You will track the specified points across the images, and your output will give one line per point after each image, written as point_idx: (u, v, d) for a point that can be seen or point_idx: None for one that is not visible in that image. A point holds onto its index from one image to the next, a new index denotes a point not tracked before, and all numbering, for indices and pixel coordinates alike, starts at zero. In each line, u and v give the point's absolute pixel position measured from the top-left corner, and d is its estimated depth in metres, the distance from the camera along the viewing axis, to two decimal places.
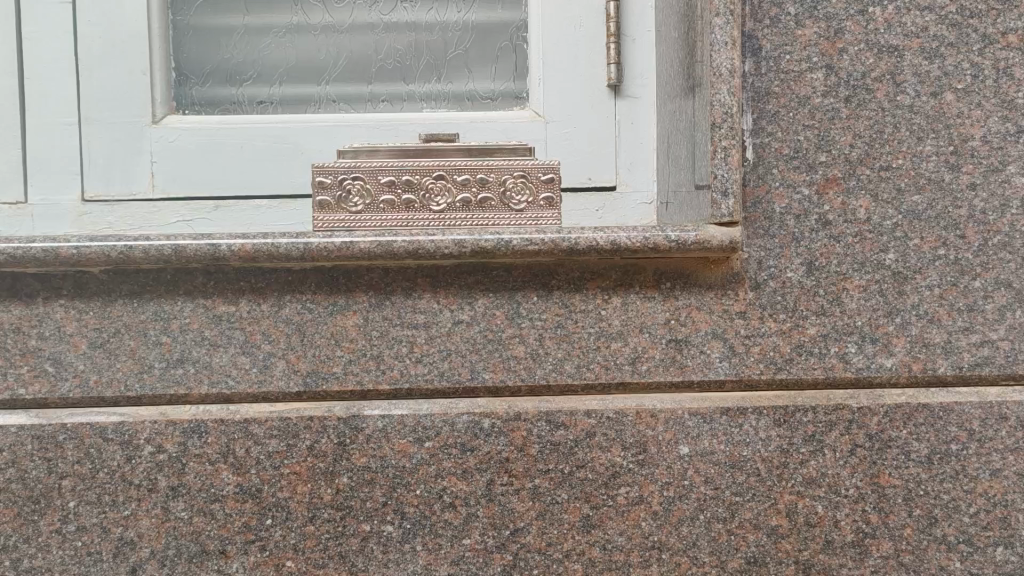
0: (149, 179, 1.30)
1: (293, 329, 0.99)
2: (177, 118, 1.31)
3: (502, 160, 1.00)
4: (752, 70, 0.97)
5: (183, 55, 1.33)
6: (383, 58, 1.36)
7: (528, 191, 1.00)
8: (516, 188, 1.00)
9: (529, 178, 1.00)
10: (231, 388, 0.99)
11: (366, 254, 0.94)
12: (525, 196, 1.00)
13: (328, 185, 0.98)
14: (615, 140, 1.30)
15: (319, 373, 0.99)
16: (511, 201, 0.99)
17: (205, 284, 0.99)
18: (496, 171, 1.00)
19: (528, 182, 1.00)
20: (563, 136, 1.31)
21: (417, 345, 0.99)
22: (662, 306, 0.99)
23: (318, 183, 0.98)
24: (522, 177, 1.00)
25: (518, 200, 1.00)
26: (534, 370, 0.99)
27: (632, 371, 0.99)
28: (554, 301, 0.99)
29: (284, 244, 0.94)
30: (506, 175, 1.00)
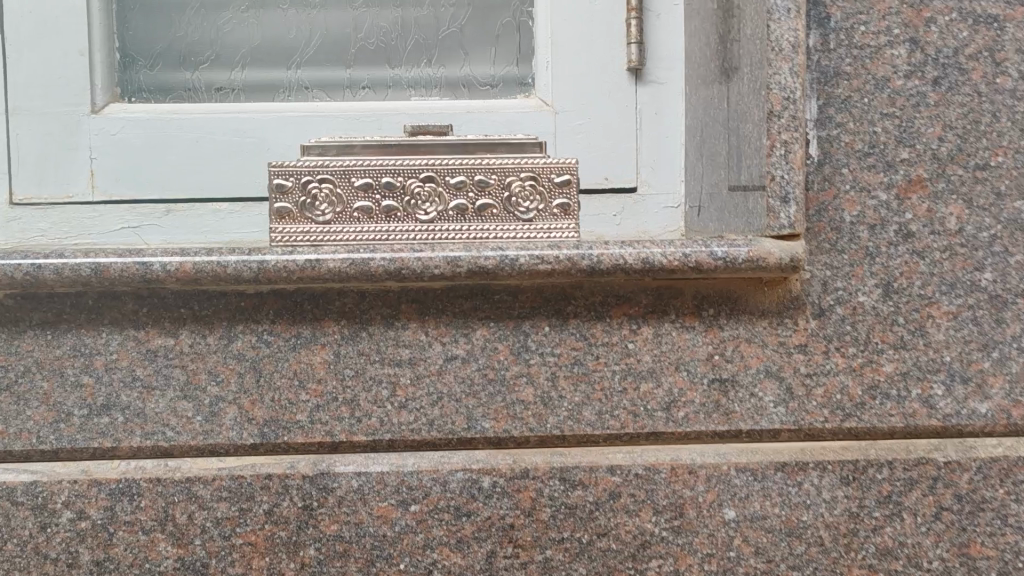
0: (88, 178, 1.10)
1: (246, 368, 0.80)
2: (122, 107, 1.12)
3: (507, 157, 0.81)
4: (818, 45, 0.80)
5: (129, 34, 1.14)
6: (364, 37, 1.17)
7: (539, 196, 0.80)
8: (523, 193, 0.80)
9: (540, 179, 0.81)
10: (169, 441, 0.79)
11: (337, 275, 0.76)
12: (534, 202, 0.80)
13: (289, 190, 0.79)
14: (635, 135, 1.12)
15: (279, 422, 0.79)
16: (518, 208, 0.80)
17: (136, 311, 0.80)
18: (499, 171, 0.80)
19: (539, 185, 0.80)
20: (574, 130, 1.12)
21: (401, 387, 0.80)
22: (702, 338, 0.80)
23: (277, 187, 0.79)
24: (530, 179, 0.81)
25: (526, 208, 0.80)
26: (545, 418, 0.80)
27: (666, 419, 0.80)
28: (570, 332, 0.80)
29: (232, 263, 0.75)
30: (511, 177, 0.80)
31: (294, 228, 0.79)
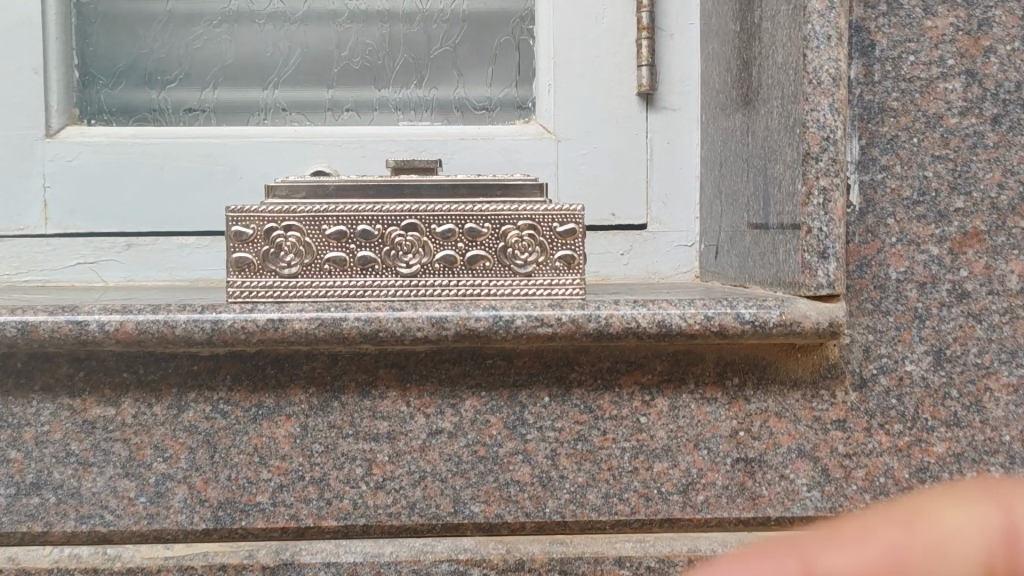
0: (40, 209, 0.99)
1: (199, 442, 0.69)
2: (80, 131, 1.01)
3: (502, 202, 0.70)
4: (860, 76, 0.69)
5: (89, 49, 1.04)
6: (348, 55, 1.06)
7: (539, 246, 0.69)
8: (521, 243, 0.69)
9: (540, 228, 0.70)
10: (108, 526, 0.69)
11: (304, 338, 0.65)
12: (534, 254, 0.69)
13: (251, 238, 0.68)
14: (645, 167, 1.01)
15: (236, 504, 0.69)
16: (515, 261, 0.69)
17: (72, 375, 0.69)
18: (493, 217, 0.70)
19: (539, 235, 0.70)
20: (579, 159, 1.01)
21: (378, 465, 0.69)
22: (726, 412, 0.70)
23: (235, 234, 0.68)
24: (529, 228, 0.70)
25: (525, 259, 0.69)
26: (543, 501, 0.70)
27: (683, 503, 0.70)
28: (574, 404, 0.70)
29: (182, 323, 0.65)
30: (507, 225, 0.69)
31: (254, 281, 0.68)
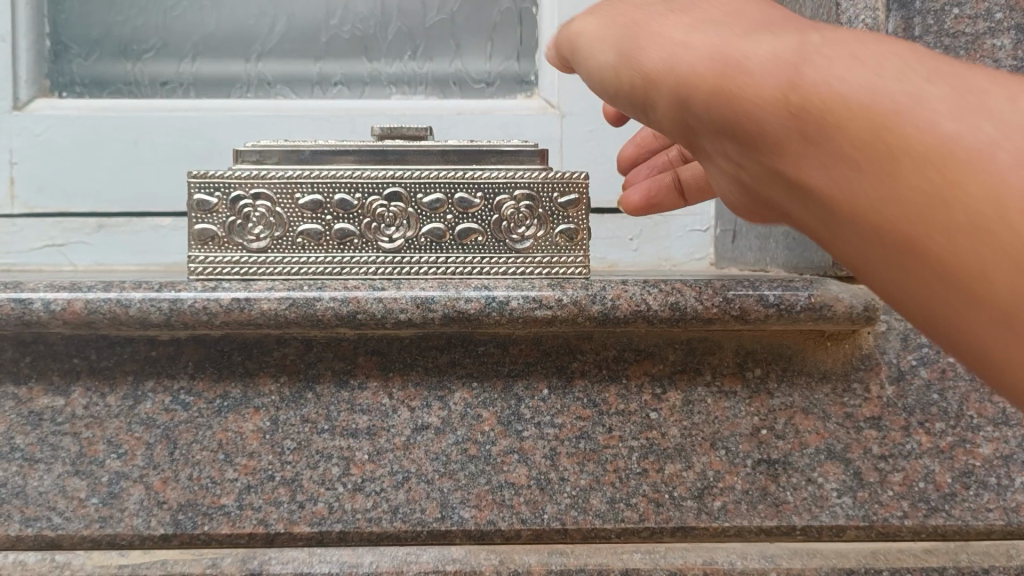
0: (7, 186, 0.92)
1: (157, 437, 0.62)
2: (51, 103, 0.93)
3: (498, 169, 0.62)
4: (899, 31, 0.63)
5: (61, 16, 0.96)
6: (338, 24, 0.99)
7: (538, 218, 0.62)
8: (517, 216, 0.62)
9: (538, 198, 0.62)
10: (56, 530, 0.61)
11: (273, 320, 0.58)
12: (532, 227, 0.62)
13: (214, 207, 0.61)
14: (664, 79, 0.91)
15: (198, 507, 0.61)
16: (511, 235, 0.62)
17: (16, 361, 0.62)
18: (486, 186, 0.62)
19: (537, 206, 0.62)
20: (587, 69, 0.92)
21: (356, 464, 0.62)
22: (747, 408, 0.64)
23: (198, 203, 0.61)
24: (527, 199, 0.62)
25: (523, 232, 0.62)
26: (541, 506, 0.62)
27: (698, 510, 0.62)
28: (576, 397, 0.63)
29: (137, 303, 0.58)
30: (502, 195, 0.62)
31: (219, 256, 0.61)
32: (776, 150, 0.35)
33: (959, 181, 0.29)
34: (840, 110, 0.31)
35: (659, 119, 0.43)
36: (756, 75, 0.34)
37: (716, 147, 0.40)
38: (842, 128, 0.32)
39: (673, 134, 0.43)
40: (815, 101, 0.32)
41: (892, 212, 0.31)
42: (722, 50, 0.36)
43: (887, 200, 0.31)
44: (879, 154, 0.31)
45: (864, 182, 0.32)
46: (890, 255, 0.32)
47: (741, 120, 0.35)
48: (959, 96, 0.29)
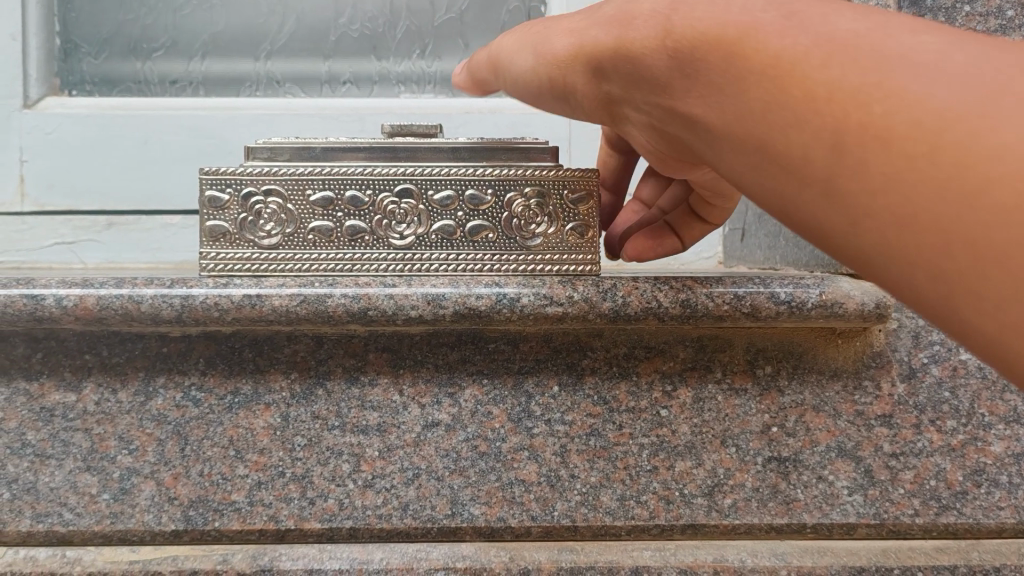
0: (16, 183, 0.91)
1: (168, 433, 0.62)
2: (61, 101, 0.93)
3: (509, 167, 0.62)
4: None
5: (72, 15, 0.96)
6: (347, 23, 0.99)
7: (549, 215, 0.62)
8: (527, 214, 0.62)
9: (548, 196, 0.62)
10: (67, 526, 0.61)
11: (285, 316, 0.58)
12: (543, 224, 0.62)
13: (226, 204, 0.61)
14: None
15: (208, 503, 0.61)
16: (521, 232, 0.62)
17: (28, 357, 0.63)
18: (496, 184, 0.62)
19: (547, 204, 0.62)
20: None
21: (366, 461, 0.62)
22: (757, 406, 0.63)
23: (210, 200, 0.61)
24: (537, 197, 0.62)
25: (533, 230, 0.62)
26: (551, 503, 0.62)
27: (708, 507, 0.62)
28: (586, 394, 0.63)
29: (149, 299, 0.58)
30: (513, 193, 0.62)
31: (230, 253, 0.61)
32: (664, 84, 0.42)
33: (780, 78, 0.35)
34: (698, 41, 0.39)
35: (581, 97, 0.51)
36: (643, 27, 0.42)
37: (630, 101, 0.47)
38: (701, 55, 0.39)
39: (597, 106, 0.52)
40: (683, 39, 0.39)
41: (741, 120, 0.38)
42: (621, 13, 0.45)
43: (736, 111, 0.38)
44: (726, 72, 0.38)
45: (724, 98, 0.38)
46: (749, 162, 0.38)
47: (640, 65, 0.43)
48: (780, 18, 0.36)
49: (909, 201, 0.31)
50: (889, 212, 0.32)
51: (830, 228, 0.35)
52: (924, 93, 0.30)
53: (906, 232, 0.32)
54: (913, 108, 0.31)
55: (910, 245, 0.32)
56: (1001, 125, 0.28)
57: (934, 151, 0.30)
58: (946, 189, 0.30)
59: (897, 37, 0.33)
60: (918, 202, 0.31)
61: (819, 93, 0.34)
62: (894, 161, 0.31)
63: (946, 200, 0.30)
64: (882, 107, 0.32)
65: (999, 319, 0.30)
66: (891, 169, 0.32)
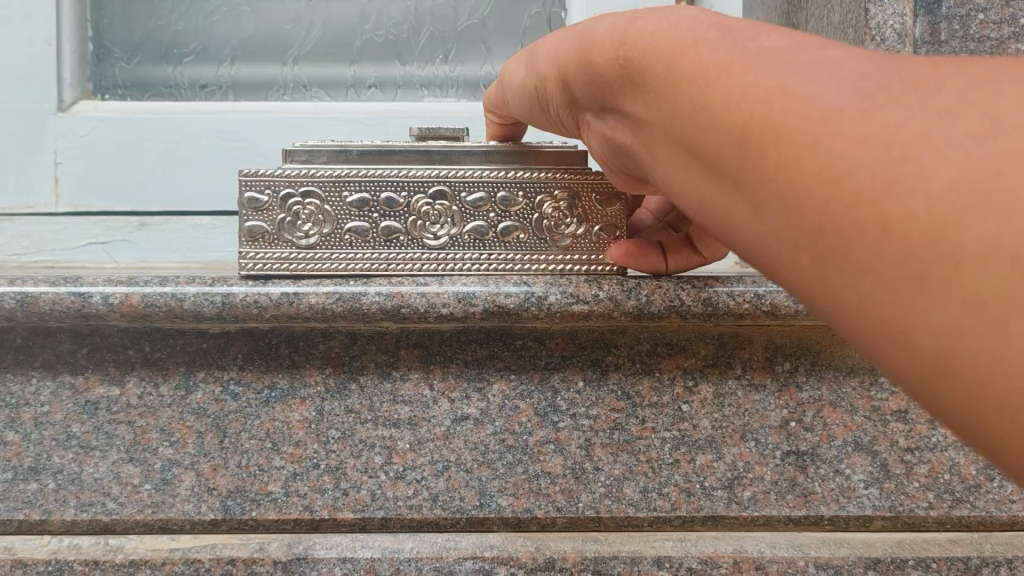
0: (51, 185, 0.93)
1: (207, 426, 0.64)
2: (94, 105, 0.95)
3: (538, 169, 0.64)
4: (925, 36, 0.65)
5: (104, 21, 0.99)
6: (371, 28, 1.01)
7: (577, 216, 0.64)
8: (557, 215, 0.64)
9: (577, 198, 0.64)
10: (110, 515, 0.64)
11: (322, 314, 0.61)
12: (571, 226, 0.64)
13: (265, 205, 0.63)
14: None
15: (246, 494, 0.64)
16: (551, 234, 0.64)
17: (73, 353, 0.65)
18: (527, 186, 0.64)
19: (576, 205, 0.64)
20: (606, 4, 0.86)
21: (398, 453, 0.64)
22: (776, 401, 0.66)
23: (250, 201, 0.63)
24: (566, 199, 0.64)
25: (563, 231, 0.64)
26: (576, 495, 0.64)
27: (728, 499, 0.64)
28: (610, 389, 0.65)
29: (191, 296, 0.61)
30: (542, 195, 0.64)
31: (270, 253, 0.63)
32: (613, 90, 0.43)
33: (699, 80, 0.35)
34: (639, 51, 0.39)
35: (555, 106, 0.54)
36: (594, 48, 0.43)
37: (592, 114, 0.48)
38: (639, 63, 0.39)
39: (569, 117, 0.53)
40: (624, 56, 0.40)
41: (668, 122, 0.38)
42: (584, 31, 0.45)
43: (663, 114, 0.38)
44: (657, 76, 0.38)
45: (656, 111, 0.39)
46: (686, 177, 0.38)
47: (595, 73, 0.44)
48: (711, 32, 0.37)
49: (794, 191, 0.31)
50: (778, 203, 0.32)
51: (739, 224, 0.35)
52: (816, 94, 0.30)
53: (802, 233, 0.31)
54: (802, 104, 0.31)
55: (800, 236, 0.31)
56: (875, 118, 0.28)
57: (816, 143, 0.30)
58: (824, 180, 0.30)
59: (804, 49, 0.33)
60: (800, 193, 0.31)
61: (727, 92, 0.34)
62: (787, 164, 0.31)
63: (824, 188, 0.30)
64: (777, 104, 0.31)
65: (886, 313, 0.29)
66: (780, 161, 0.31)
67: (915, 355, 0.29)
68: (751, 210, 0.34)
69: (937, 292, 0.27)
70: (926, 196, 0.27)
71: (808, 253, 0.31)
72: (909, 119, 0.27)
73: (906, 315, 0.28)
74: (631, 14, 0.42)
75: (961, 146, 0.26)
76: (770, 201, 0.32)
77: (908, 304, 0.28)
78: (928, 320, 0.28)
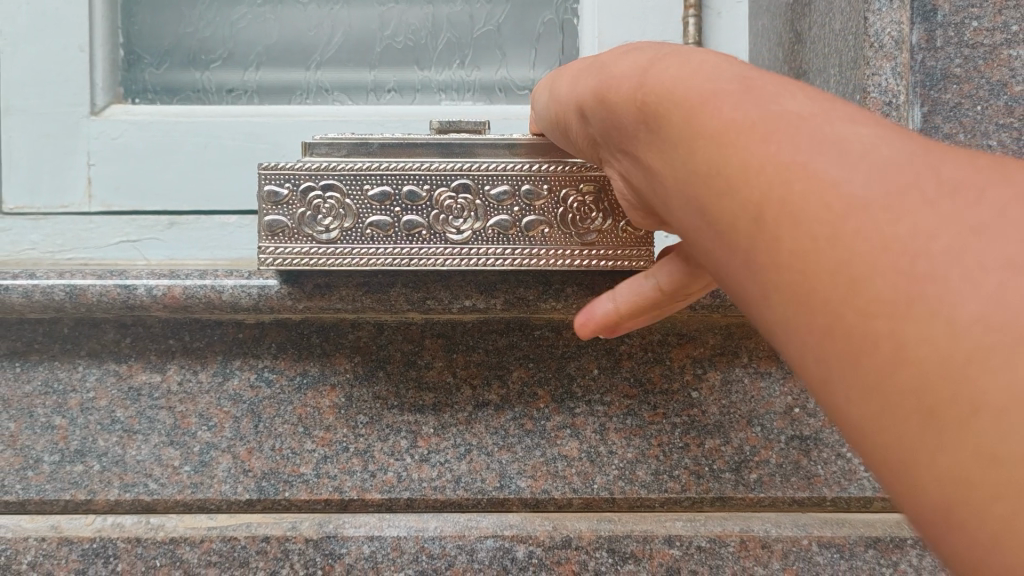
0: (85, 186, 0.93)
1: (244, 411, 0.68)
2: (125, 109, 0.95)
3: (566, 162, 0.63)
4: (922, 43, 0.69)
5: (135, 28, 1.00)
6: (391, 35, 1.04)
7: (604, 210, 0.63)
8: (583, 209, 0.63)
9: (605, 192, 0.63)
10: (151, 495, 0.67)
11: (353, 306, 0.66)
12: (597, 220, 0.63)
13: (284, 198, 0.62)
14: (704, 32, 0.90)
15: (279, 475, 0.67)
16: (578, 228, 0.63)
17: (118, 341, 0.69)
18: (553, 179, 0.63)
19: (603, 199, 0.63)
20: (619, 10, 0.89)
21: (423, 437, 0.68)
22: (781, 388, 0.69)
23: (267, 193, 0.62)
24: (592, 193, 0.63)
25: (588, 226, 0.63)
26: (591, 477, 0.68)
27: (736, 481, 0.68)
28: (623, 377, 0.69)
29: (230, 288, 0.65)
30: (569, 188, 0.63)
31: (285, 248, 0.62)
32: (627, 132, 0.41)
33: (716, 140, 0.33)
34: (658, 98, 0.37)
35: (574, 134, 0.52)
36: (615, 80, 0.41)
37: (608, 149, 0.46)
38: (653, 108, 0.37)
39: (589, 148, 0.51)
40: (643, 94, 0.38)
41: (684, 179, 0.35)
42: (605, 69, 0.43)
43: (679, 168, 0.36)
44: (675, 128, 0.36)
45: (671, 158, 0.37)
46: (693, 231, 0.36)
47: (613, 111, 0.41)
48: (737, 87, 0.34)
49: (808, 286, 0.29)
50: (789, 293, 0.30)
51: (747, 297, 0.33)
52: (842, 183, 0.28)
53: (806, 323, 0.29)
54: (825, 192, 0.28)
55: (808, 330, 0.29)
56: (905, 220, 0.26)
57: (836, 240, 0.28)
58: (842, 281, 0.28)
59: (836, 126, 0.30)
60: (812, 287, 0.29)
61: (748, 159, 0.31)
62: (800, 248, 0.29)
63: (840, 289, 0.28)
64: (799, 187, 0.29)
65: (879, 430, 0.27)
66: (798, 249, 0.29)
67: (912, 479, 0.26)
68: (759, 292, 0.32)
69: (941, 426, 0.25)
70: (949, 323, 0.25)
71: (818, 344, 0.29)
72: (938, 237, 0.25)
73: (909, 439, 0.26)
74: (658, 56, 0.40)
75: (988, 272, 0.24)
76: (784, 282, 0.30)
77: (912, 431, 0.26)
78: (927, 454, 0.25)
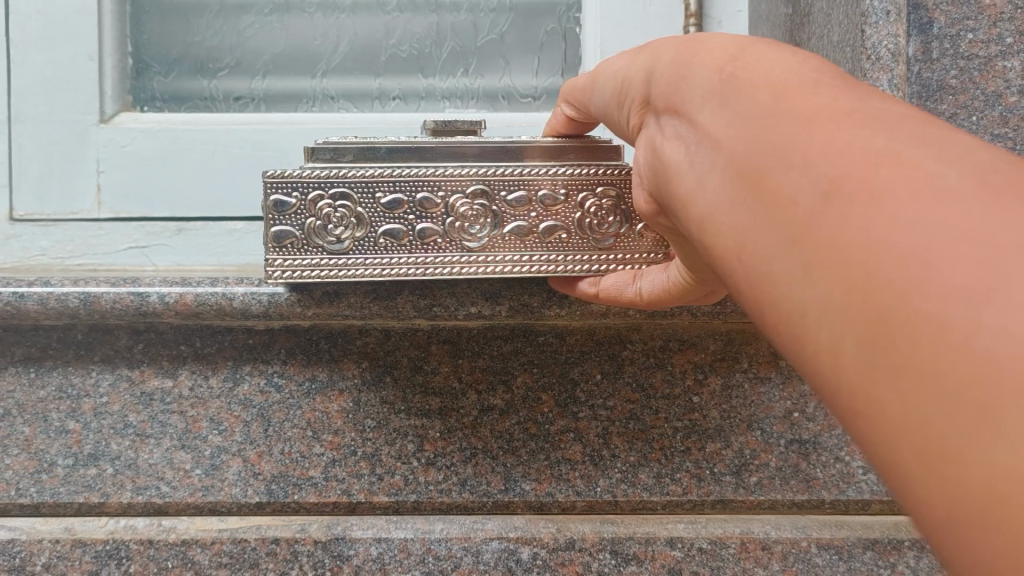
0: (94, 193, 0.94)
1: (254, 415, 0.70)
2: (134, 117, 0.96)
3: (580, 167, 0.64)
4: (919, 54, 0.70)
5: (143, 36, 1.01)
6: (396, 44, 1.05)
7: (621, 214, 0.64)
8: (601, 214, 0.64)
9: (621, 196, 0.64)
10: (163, 498, 0.69)
11: (360, 313, 0.67)
12: (615, 225, 0.64)
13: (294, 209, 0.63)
14: None
15: (289, 478, 0.69)
16: (596, 233, 0.63)
17: (130, 347, 0.71)
18: (570, 183, 0.64)
19: (620, 203, 0.64)
20: (621, 20, 0.90)
21: (429, 441, 0.69)
22: (780, 393, 0.70)
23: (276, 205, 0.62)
24: (609, 197, 0.64)
25: (606, 231, 0.64)
26: (594, 480, 0.69)
27: (736, 484, 0.69)
28: (626, 382, 0.70)
29: (241, 296, 0.66)
30: (585, 192, 0.63)
31: (298, 260, 0.63)
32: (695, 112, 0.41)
33: (796, 117, 0.34)
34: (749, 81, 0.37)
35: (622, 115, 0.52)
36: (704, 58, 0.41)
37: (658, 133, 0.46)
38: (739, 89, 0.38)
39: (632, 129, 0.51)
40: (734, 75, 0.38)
41: (743, 150, 0.36)
42: (696, 37, 0.44)
43: (740, 140, 0.36)
44: (756, 99, 0.36)
45: (743, 138, 0.36)
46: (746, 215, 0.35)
47: (686, 76, 0.42)
48: (843, 88, 0.34)
49: (874, 272, 0.28)
50: (851, 278, 0.29)
51: (794, 283, 0.32)
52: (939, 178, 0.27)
53: (861, 311, 0.28)
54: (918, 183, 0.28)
55: (864, 316, 0.28)
56: (1001, 218, 0.25)
57: (918, 226, 0.27)
58: (912, 268, 0.26)
59: (945, 136, 0.30)
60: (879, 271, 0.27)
61: (821, 138, 0.32)
62: (874, 233, 0.28)
63: (910, 275, 0.26)
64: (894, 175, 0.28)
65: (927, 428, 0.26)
66: (873, 232, 0.28)
67: (908, 463, 0.27)
68: (815, 276, 0.31)
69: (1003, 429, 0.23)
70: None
71: (843, 328, 0.29)
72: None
73: (958, 437, 0.25)
74: (753, 39, 0.41)
75: None
76: (822, 262, 0.30)
77: (966, 430, 0.24)
78: (979, 455, 0.24)
